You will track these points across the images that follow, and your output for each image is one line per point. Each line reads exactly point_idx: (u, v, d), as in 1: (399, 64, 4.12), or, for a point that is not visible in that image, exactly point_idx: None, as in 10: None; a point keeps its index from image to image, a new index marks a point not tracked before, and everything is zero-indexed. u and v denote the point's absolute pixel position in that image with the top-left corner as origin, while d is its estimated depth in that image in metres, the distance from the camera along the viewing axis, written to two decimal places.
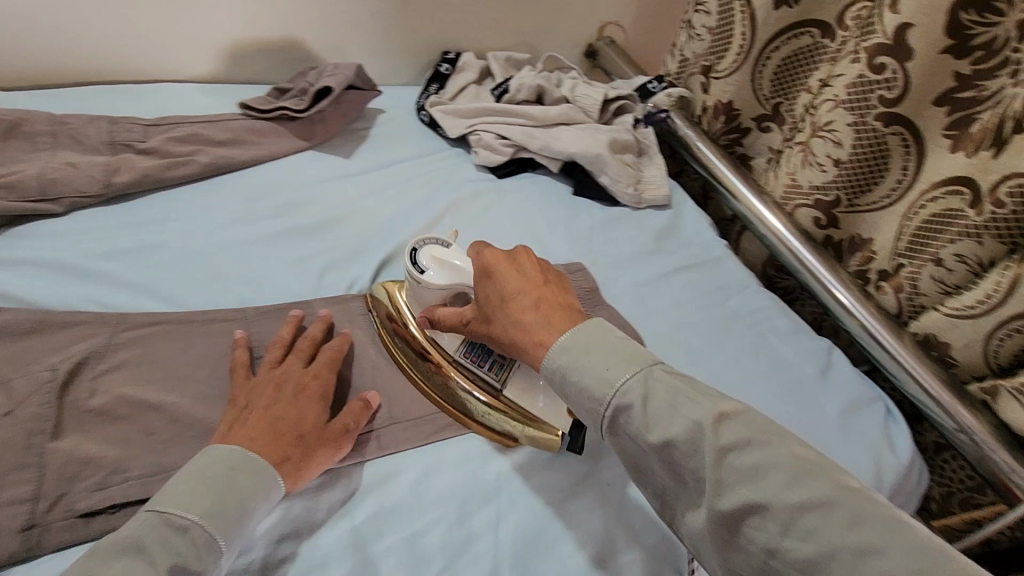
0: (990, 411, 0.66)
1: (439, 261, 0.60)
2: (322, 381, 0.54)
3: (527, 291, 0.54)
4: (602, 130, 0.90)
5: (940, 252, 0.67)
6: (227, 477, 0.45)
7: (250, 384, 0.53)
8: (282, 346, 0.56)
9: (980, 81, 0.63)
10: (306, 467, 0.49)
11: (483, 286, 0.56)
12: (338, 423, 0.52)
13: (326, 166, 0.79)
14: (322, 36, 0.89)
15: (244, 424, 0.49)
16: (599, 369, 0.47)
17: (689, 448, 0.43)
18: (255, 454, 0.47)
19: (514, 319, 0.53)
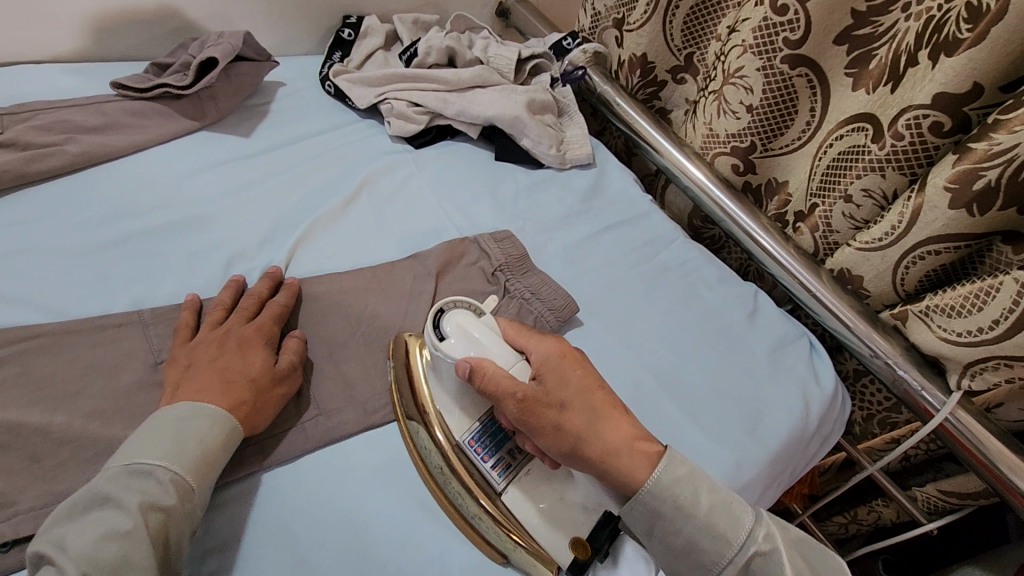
0: (901, 335, 0.69)
1: (464, 331, 0.52)
2: (265, 332, 0.54)
3: (604, 392, 0.51)
4: (519, 90, 0.86)
5: (849, 188, 0.70)
6: (177, 424, 0.45)
7: (193, 344, 0.52)
8: (222, 308, 0.55)
9: (875, 17, 0.64)
10: (264, 409, 0.50)
11: (549, 372, 0.50)
12: (282, 363, 0.53)
13: (222, 147, 0.72)
14: (202, 2, 0.81)
15: (191, 381, 0.49)
16: (695, 502, 0.46)
17: (761, 557, 0.46)
18: (207, 403, 0.47)
19: (604, 426, 0.48)
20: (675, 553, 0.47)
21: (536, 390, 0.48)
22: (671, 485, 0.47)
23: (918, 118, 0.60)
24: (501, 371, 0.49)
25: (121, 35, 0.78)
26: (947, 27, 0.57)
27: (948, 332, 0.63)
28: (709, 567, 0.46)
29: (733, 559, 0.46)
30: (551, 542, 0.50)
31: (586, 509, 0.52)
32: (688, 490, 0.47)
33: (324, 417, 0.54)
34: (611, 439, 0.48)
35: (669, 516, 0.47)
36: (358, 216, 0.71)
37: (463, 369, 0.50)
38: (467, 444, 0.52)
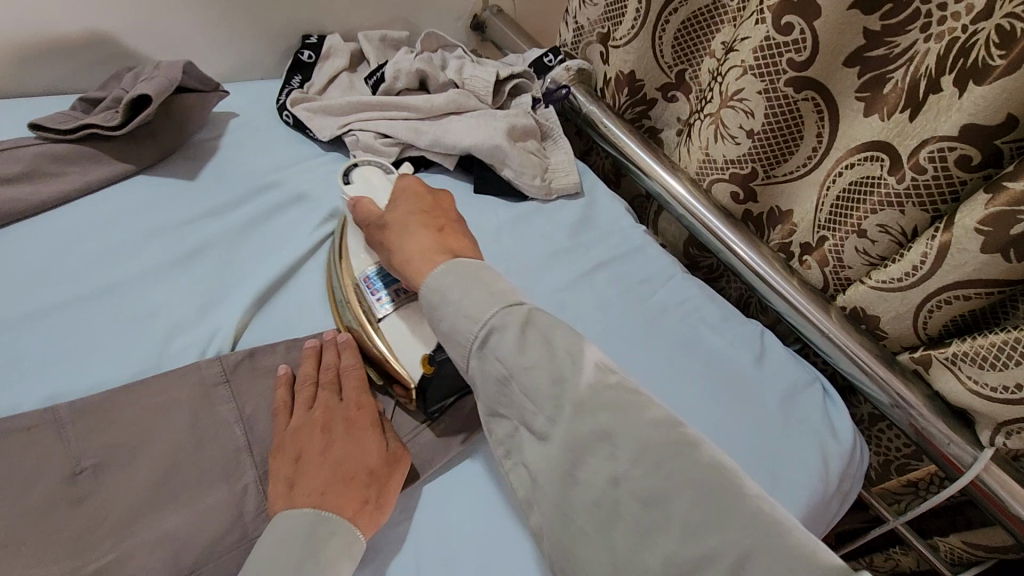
0: (923, 383, 0.64)
1: (366, 179, 0.62)
2: (367, 406, 0.50)
3: (447, 227, 0.54)
4: (498, 115, 0.79)
5: (863, 222, 0.64)
6: (303, 541, 0.40)
7: (297, 431, 0.47)
8: (313, 383, 0.51)
9: (889, 37, 0.58)
10: (386, 498, 0.46)
11: (395, 205, 0.56)
12: (392, 444, 0.49)
13: (164, 193, 0.64)
14: (140, 25, 0.72)
15: (307, 479, 0.44)
16: (472, 294, 0.46)
17: (498, 334, 0.44)
18: (329, 509, 0.42)
19: (407, 241, 0.52)
20: (451, 341, 0.46)
21: (376, 217, 0.56)
22: (444, 280, 0.47)
23: (943, 151, 0.54)
24: (372, 206, 0.57)
25: (47, 65, 0.69)
26: (975, 52, 0.51)
27: (980, 385, 0.57)
28: (466, 351, 0.45)
29: (475, 334, 0.44)
30: (407, 355, 0.51)
31: (435, 338, 0.52)
32: (462, 280, 0.47)
33: None
34: (411, 248, 0.51)
35: (449, 317, 0.46)
36: (320, 267, 0.63)
37: (348, 202, 0.59)
38: (361, 281, 0.56)
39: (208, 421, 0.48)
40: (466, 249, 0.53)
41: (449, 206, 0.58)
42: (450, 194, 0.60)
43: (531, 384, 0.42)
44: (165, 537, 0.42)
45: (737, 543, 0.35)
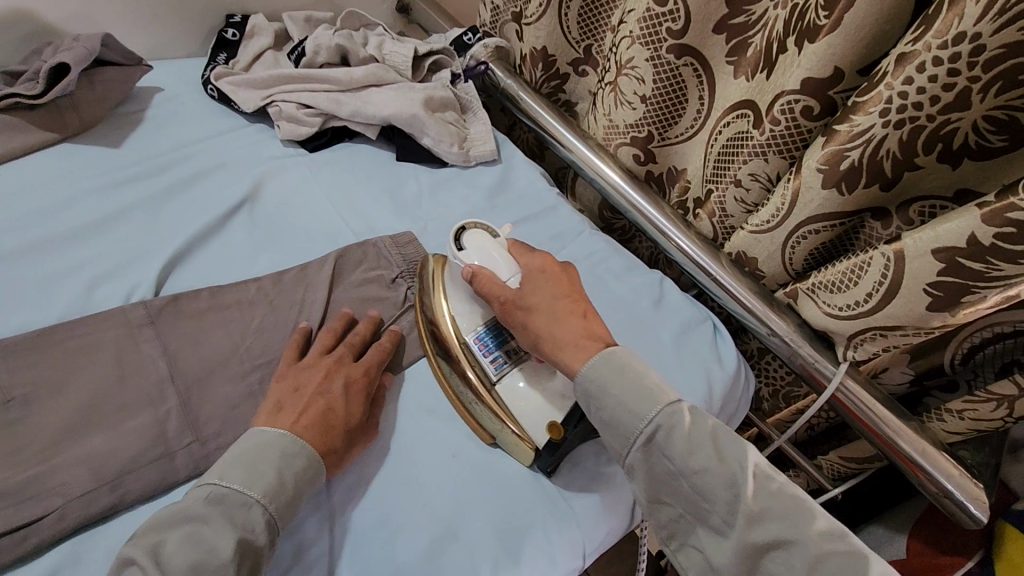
0: (794, 312, 0.72)
1: (480, 245, 0.62)
2: (370, 375, 0.57)
3: (571, 303, 0.59)
4: (416, 88, 0.84)
5: (738, 174, 0.72)
6: (279, 461, 0.47)
7: (298, 370, 0.54)
8: (332, 337, 0.58)
9: (747, 6, 0.66)
10: (349, 452, 0.54)
11: (533, 286, 0.59)
12: (374, 407, 0.56)
13: (89, 160, 0.67)
14: (59, 2, 0.74)
15: (292, 410, 0.51)
16: (628, 388, 0.52)
17: (664, 431, 0.51)
18: (306, 440, 0.49)
19: (560, 328, 0.57)
20: (608, 429, 0.53)
21: (515, 296, 0.59)
22: (599, 370, 0.54)
23: (791, 104, 0.62)
24: (498, 280, 0.60)
25: None
26: (808, 15, 0.58)
27: (831, 307, 0.65)
28: (628, 443, 0.52)
29: (642, 431, 0.51)
30: (533, 426, 0.57)
31: (564, 398, 0.58)
32: (611, 376, 0.53)
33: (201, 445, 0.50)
34: (562, 333, 0.57)
35: (610, 408, 0.53)
36: (244, 226, 0.68)
37: (466, 272, 0.60)
38: (473, 341, 0.61)
39: (131, 356, 0.52)
40: (606, 332, 0.59)
41: (576, 279, 0.63)
42: (570, 267, 0.65)
43: (668, 447, 0.50)
44: (90, 453, 0.46)
45: (806, 539, 0.46)
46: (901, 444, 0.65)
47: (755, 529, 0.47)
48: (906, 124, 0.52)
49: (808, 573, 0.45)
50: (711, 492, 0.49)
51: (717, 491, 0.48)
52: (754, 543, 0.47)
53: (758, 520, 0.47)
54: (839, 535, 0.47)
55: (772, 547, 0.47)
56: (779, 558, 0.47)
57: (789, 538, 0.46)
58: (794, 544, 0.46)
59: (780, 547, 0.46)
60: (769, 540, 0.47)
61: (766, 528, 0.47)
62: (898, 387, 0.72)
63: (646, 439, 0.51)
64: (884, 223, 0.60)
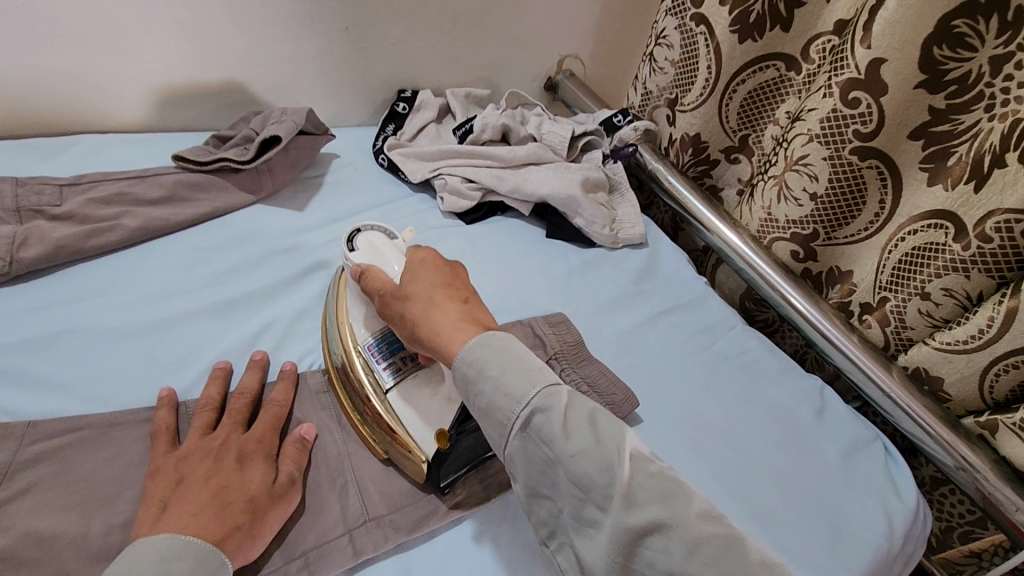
0: (989, 447, 0.64)
1: (371, 245, 0.59)
2: (268, 443, 0.49)
3: (458, 286, 0.53)
4: (573, 168, 0.85)
5: (926, 286, 0.67)
6: (158, 568, 0.37)
7: (183, 455, 0.46)
8: (213, 408, 0.51)
9: (954, 115, 0.62)
10: (257, 536, 0.43)
11: (410, 274, 0.53)
12: (282, 478, 0.47)
13: (275, 223, 0.72)
14: (266, 76, 0.82)
15: (181, 501, 0.42)
16: (504, 367, 0.44)
17: (543, 416, 0.42)
18: (194, 535, 0.40)
19: (436, 313, 0.49)
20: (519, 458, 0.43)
21: (393, 288, 0.53)
22: (481, 354, 0.45)
23: (1009, 223, 0.58)
24: (384, 275, 0.55)
25: (184, 107, 0.80)
26: None
27: None
28: (504, 430, 0.43)
29: (517, 416, 0.42)
30: (420, 433, 0.51)
31: (451, 403, 0.53)
32: (492, 356, 0.45)
33: (373, 525, 0.50)
34: (439, 319, 0.49)
35: (487, 391, 0.44)
36: None
37: (355, 270, 0.56)
38: (366, 348, 0.55)
39: (311, 426, 0.54)
40: (491, 319, 0.51)
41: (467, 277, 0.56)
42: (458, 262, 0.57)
43: (546, 431, 0.41)
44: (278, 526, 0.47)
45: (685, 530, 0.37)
46: None
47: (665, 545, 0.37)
48: None
49: (684, 564, 0.36)
50: (590, 482, 0.39)
51: (588, 474, 0.39)
52: (629, 527, 0.37)
53: (637, 502, 0.38)
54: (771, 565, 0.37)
55: (649, 531, 0.37)
56: (658, 546, 0.37)
57: (665, 522, 0.37)
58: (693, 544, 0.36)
59: (688, 551, 0.36)
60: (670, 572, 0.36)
61: (644, 510, 0.38)
62: None
63: (525, 423, 0.42)
64: None
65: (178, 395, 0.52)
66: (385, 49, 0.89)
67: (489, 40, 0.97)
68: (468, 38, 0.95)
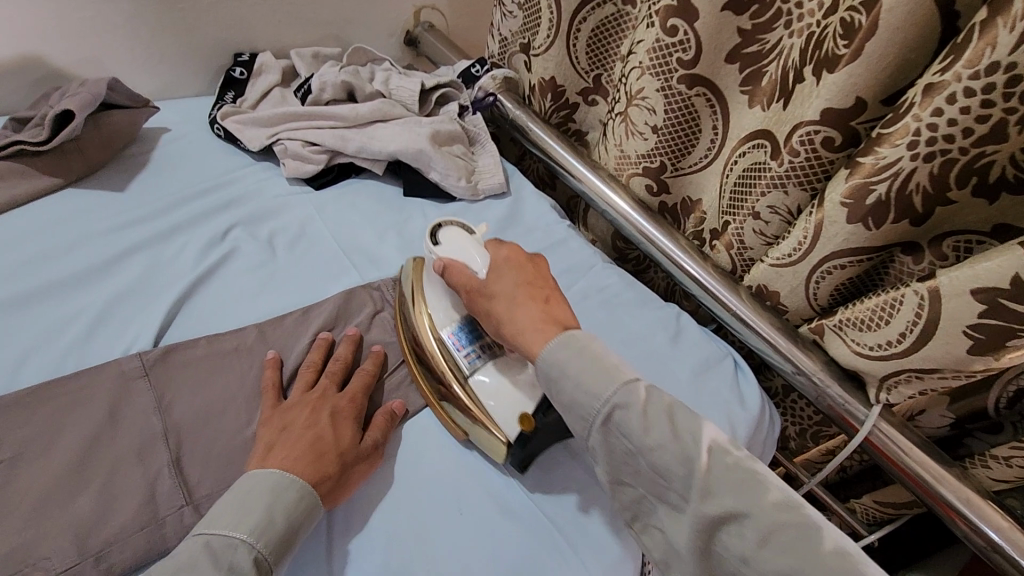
0: (821, 350, 0.68)
1: (453, 240, 0.61)
2: (358, 403, 0.55)
3: (531, 286, 0.56)
4: (424, 121, 0.83)
5: (756, 206, 0.69)
6: (271, 493, 0.44)
7: (286, 408, 0.53)
8: (313, 370, 0.57)
9: (760, 35, 0.64)
10: (344, 487, 0.50)
11: (497, 274, 0.57)
12: (369, 441, 0.53)
13: (92, 206, 0.66)
14: (71, 46, 0.75)
15: (283, 445, 0.49)
16: (591, 370, 0.48)
17: (623, 411, 0.46)
18: (296, 475, 0.46)
19: (518, 312, 0.53)
20: (622, 467, 0.47)
21: (477, 285, 0.57)
22: (562, 358, 0.49)
23: (811, 134, 0.59)
24: (467, 270, 0.58)
25: None
26: (826, 43, 0.56)
27: (861, 345, 0.62)
28: (588, 423, 0.47)
29: (598, 411, 0.46)
30: (504, 416, 0.54)
31: (535, 387, 0.56)
32: (576, 355, 0.49)
33: (189, 505, 0.47)
34: (521, 321, 0.53)
35: (569, 390, 0.48)
36: (243, 269, 0.66)
37: (438, 265, 0.59)
38: (447, 336, 0.58)
39: (124, 415, 0.50)
40: (571, 318, 0.54)
41: (546, 270, 0.60)
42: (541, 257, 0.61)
43: (628, 427, 0.45)
44: (76, 520, 0.44)
45: (809, 559, 0.39)
46: (939, 488, 0.61)
47: (768, 532, 0.41)
48: (936, 156, 0.50)
49: (760, 549, 0.40)
50: (669, 471, 0.44)
51: (674, 469, 0.44)
52: (706, 517, 0.42)
53: (714, 493, 0.43)
54: (794, 506, 0.42)
55: (725, 521, 0.42)
56: (732, 532, 0.42)
57: (740, 512, 0.42)
58: (765, 534, 0.41)
59: (760, 541, 0.41)
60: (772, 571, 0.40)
61: (720, 501, 0.42)
62: (938, 431, 0.68)
63: (607, 417, 0.46)
64: (915, 258, 0.58)
65: (282, 359, 0.58)
66: (210, 11, 0.82)
67: None
68: None
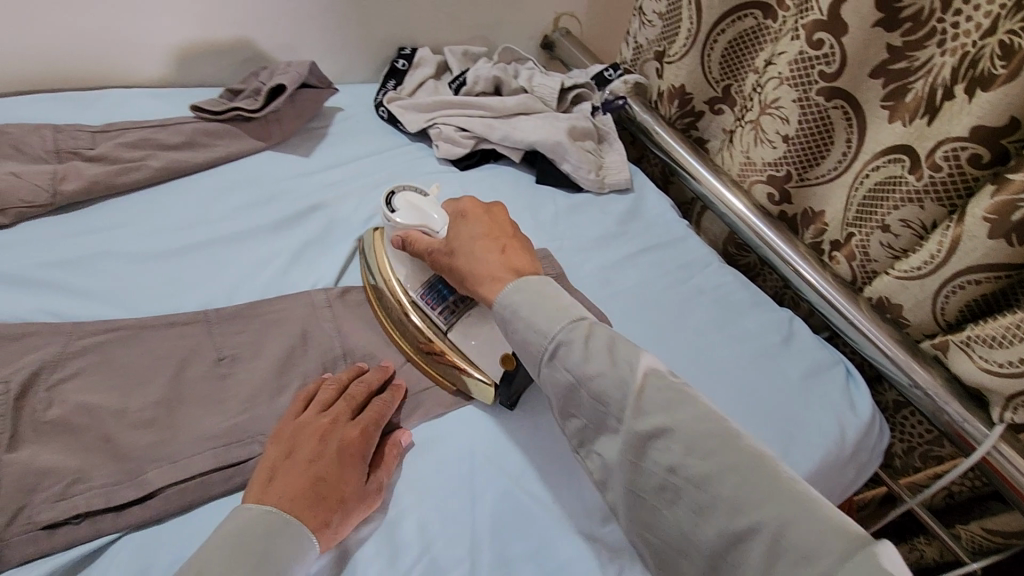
0: (943, 367, 0.68)
1: (410, 204, 0.64)
2: (369, 437, 0.52)
3: (490, 236, 0.58)
4: (561, 118, 0.90)
5: (886, 218, 0.70)
6: (264, 542, 0.43)
7: (299, 426, 0.50)
8: (336, 388, 0.54)
9: (910, 52, 0.66)
10: (342, 528, 0.47)
11: (459, 227, 0.60)
12: (375, 482, 0.50)
13: (284, 166, 0.79)
14: (274, 33, 0.89)
15: (285, 479, 0.47)
16: (545, 321, 0.50)
17: (600, 379, 0.47)
18: (292, 517, 0.45)
19: (479, 257, 0.56)
20: (598, 410, 0.48)
21: (442, 244, 0.60)
22: (512, 305, 0.52)
23: (956, 151, 0.61)
24: (424, 236, 0.62)
25: (200, 63, 0.87)
26: (983, 62, 0.58)
27: (990, 362, 0.63)
28: (569, 390, 0.48)
29: (576, 375, 0.48)
30: (485, 361, 0.59)
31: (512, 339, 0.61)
32: (528, 299, 0.51)
33: None
34: (484, 269, 0.56)
35: (560, 359, 0.49)
36: None
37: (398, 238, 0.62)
38: (418, 294, 0.62)
39: (313, 337, 0.60)
40: (529, 264, 0.57)
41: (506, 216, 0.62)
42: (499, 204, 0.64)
43: (605, 392, 0.47)
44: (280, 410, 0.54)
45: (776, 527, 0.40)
46: None
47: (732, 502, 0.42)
48: None
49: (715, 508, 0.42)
50: (650, 433, 0.45)
51: (665, 435, 0.45)
52: (685, 477, 0.43)
53: (683, 458, 0.44)
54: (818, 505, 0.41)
55: (705, 481, 0.43)
56: (697, 495, 0.43)
57: (702, 475, 0.43)
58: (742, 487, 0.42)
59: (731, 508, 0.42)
60: (736, 530, 0.41)
61: (697, 460, 0.43)
62: None
63: (590, 387, 0.47)
64: None
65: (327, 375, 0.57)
66: (385, 9, 0.94)
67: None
68: None
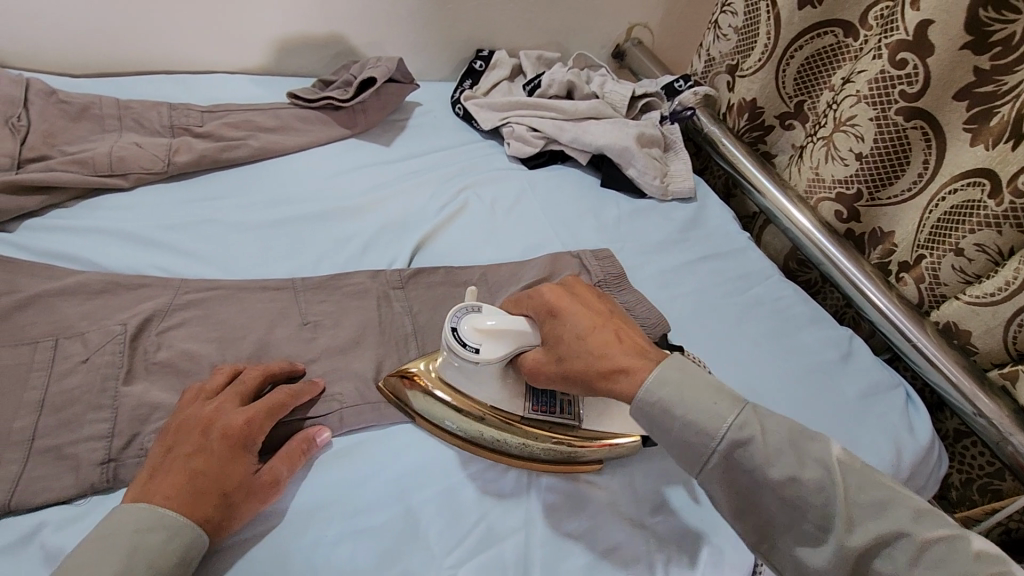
0: (1009, 397, 0.67)
1: (484, 332, 0.53)
2: (257, 429, 0.49)
3: (601, 326, 0.51)
4: (630, 124, 0.92)
5: (960, 242, 0.69)
6: (133, 539, 0.41)
7: (183, 421, 0.48)
8: (226, 379, 0.52)
9: (999, 76, 0.65)
10: (232, 520, 0.45)
11: (557, 324, 0.52)
12: (263, 474, 0.48)
13: (367, 153, 0.84)
14: (365, 30, 0.95)
15: (163, 476, 0.45)
16: (695, 402, 0.44)
17: (741, 448, 0.43)
18: (167, 512, 0.43)
19: (603, 348, 0.49)
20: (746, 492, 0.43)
21: (552, 343, 0.51)
22: (658, 392, 0.45)
23: None
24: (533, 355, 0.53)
25: (296, 55, 0.94)
26: None
27: None
28: (703, 462, 0.44)
29: (716, 448, 0.43)
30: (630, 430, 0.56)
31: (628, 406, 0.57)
32: (679, 393, 0.45)
33: None
34: (613, 359, 0.48)
35: (680, 428, 0.44)
36: (471, 222, 0.79)
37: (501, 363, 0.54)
38: (535, 411, 0.56)
39: (388, 311, 0.64)
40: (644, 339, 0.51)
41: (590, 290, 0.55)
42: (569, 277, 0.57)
43: (748, 462, 0.43)
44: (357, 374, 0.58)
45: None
46: None
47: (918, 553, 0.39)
48: None
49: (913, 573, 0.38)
50: (800, 498, 0.41)
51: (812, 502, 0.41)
52: (854, 548, 0.40)
53: (853, 520, 0.40)
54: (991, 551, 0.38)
55: (878, 544, 0.40)
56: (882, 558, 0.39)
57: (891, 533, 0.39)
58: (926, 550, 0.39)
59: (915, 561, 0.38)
60: None
61: (864, 528, 0.40)
62: None
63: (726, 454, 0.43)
64: None
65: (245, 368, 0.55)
66: (468, 13, 0.99)
67: (563, 6, 1.05)
68: (545, 4, 1.04)
